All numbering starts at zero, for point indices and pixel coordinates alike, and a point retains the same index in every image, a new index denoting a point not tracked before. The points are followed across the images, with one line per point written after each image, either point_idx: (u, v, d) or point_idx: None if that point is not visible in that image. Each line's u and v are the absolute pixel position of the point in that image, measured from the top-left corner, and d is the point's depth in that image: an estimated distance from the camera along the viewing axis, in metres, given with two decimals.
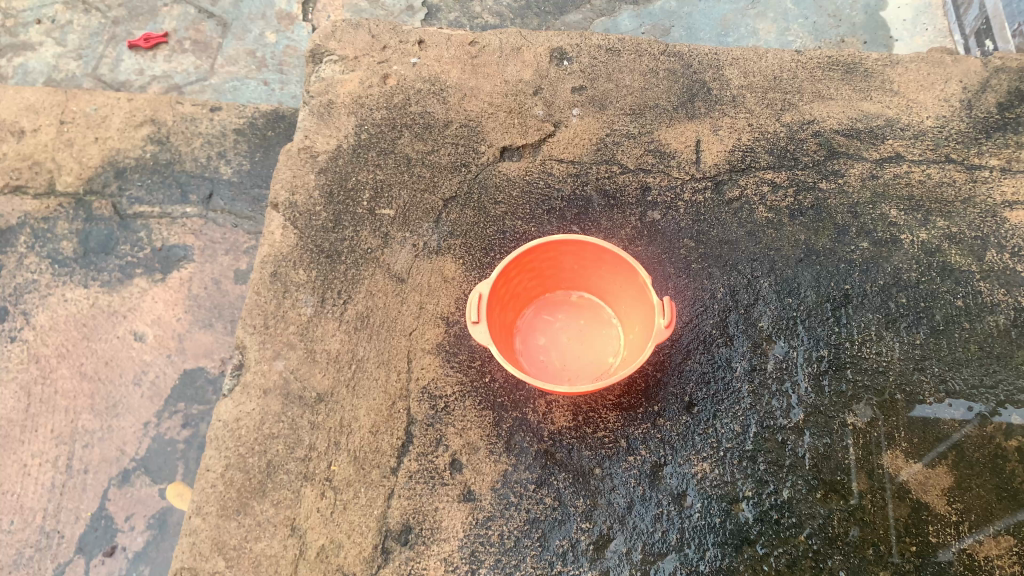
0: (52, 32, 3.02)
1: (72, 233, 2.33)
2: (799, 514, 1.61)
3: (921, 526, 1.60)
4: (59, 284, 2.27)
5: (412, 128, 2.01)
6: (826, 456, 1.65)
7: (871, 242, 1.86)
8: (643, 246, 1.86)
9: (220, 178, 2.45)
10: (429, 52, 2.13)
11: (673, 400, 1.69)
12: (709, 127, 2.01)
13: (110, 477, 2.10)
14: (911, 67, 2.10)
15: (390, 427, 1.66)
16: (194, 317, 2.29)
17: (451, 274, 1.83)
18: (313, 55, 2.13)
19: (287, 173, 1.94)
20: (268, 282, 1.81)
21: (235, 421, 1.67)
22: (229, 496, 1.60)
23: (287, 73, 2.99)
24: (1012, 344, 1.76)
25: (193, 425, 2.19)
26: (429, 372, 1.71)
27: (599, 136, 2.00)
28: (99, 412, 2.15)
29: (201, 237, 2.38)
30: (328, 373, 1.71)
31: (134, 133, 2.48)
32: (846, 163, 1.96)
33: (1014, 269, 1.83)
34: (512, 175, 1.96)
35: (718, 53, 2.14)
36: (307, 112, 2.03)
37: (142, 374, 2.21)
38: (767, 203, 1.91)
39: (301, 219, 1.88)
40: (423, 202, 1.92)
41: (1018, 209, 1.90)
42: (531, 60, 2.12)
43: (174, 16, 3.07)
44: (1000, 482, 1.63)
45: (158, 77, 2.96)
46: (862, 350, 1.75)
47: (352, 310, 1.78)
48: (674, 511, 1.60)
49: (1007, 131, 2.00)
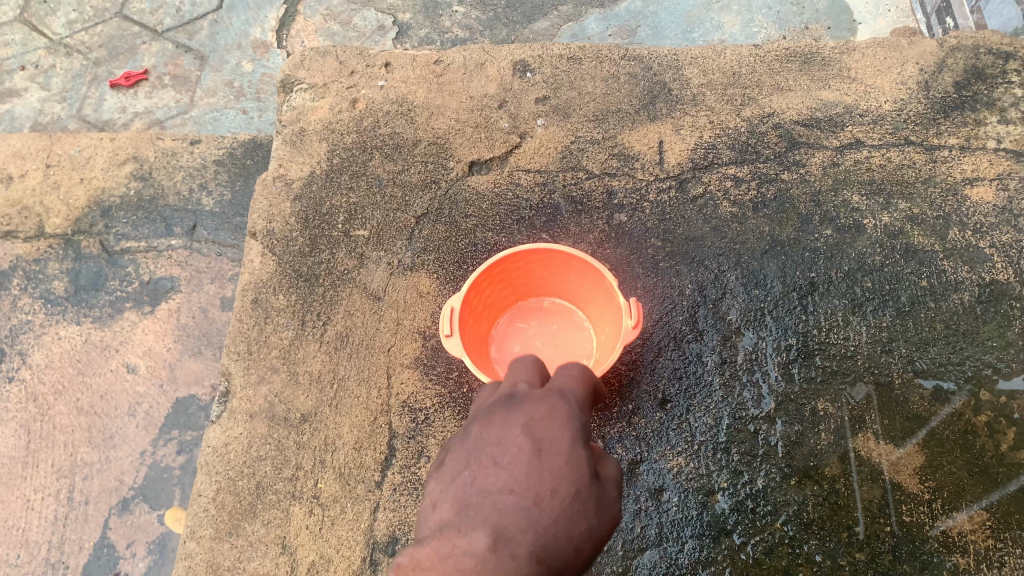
0: (36, 77, 3.10)
1: (63, 272, 2.39)
2: (774, 502, 1.65)
3: (894, 505, 1.64)
4: (53, 323, 2.34)
5: (382, 150, 2.06)
6: (798, 443, 1.69)
7: (835, 229, 1.90)
8: (611, 249, 1.91)
9: (202, 210, 2.49)
10: (395, 74, 2.18)
11: (646, 398, 1.74)
12: (671, 127, 2.05)
13: (111, 506, 2.16)
14: (868, 53, 2.14)
15: (373, 442, 1.72)
16: (183, 346, 2.33)
17: (427, 289, 1.88)
18: (283, 85, 2.19)
19: (264, 202, 2.00)
20: (250, 309, 1.87)
21: (223, 446, 1.73)
22: (221, 519, 1.67)
23: (265, 101, 3.04)
24: (977, 320, 1.79)
25: (188, 451, 2.24)
26: (408, 387, 1.76)
27: (564, 145, 2.04)
28: (97, 445, 2.21)
29: (187, 267, 2.43)
30: (311, 394, 1.76)
31: (118, 171, 2.53)
32: (808, 153, 2.00)
33: (976, 246, 1.86)
34: (481, 189, 2.00)
35: (677, 53, 2.18)
36: (280, 142, 2.10)
37: (136, 405, 2.27)
38: (731, 198, 1.95)
39: (278, 246, 1.94)
40: (395, 220, 1.96)
41: (979, 185, 1.93)
42: (495, 74, 2.17)
43: (153, 52, 3.14)
44: (970, 458, 1.66)
45: (140, 114, 3.05)
46: (830, 337, 1.78)
47: (332, 331, 1.83)
48: (652, 506, 1.67)
49: (965, 109, 2.03)
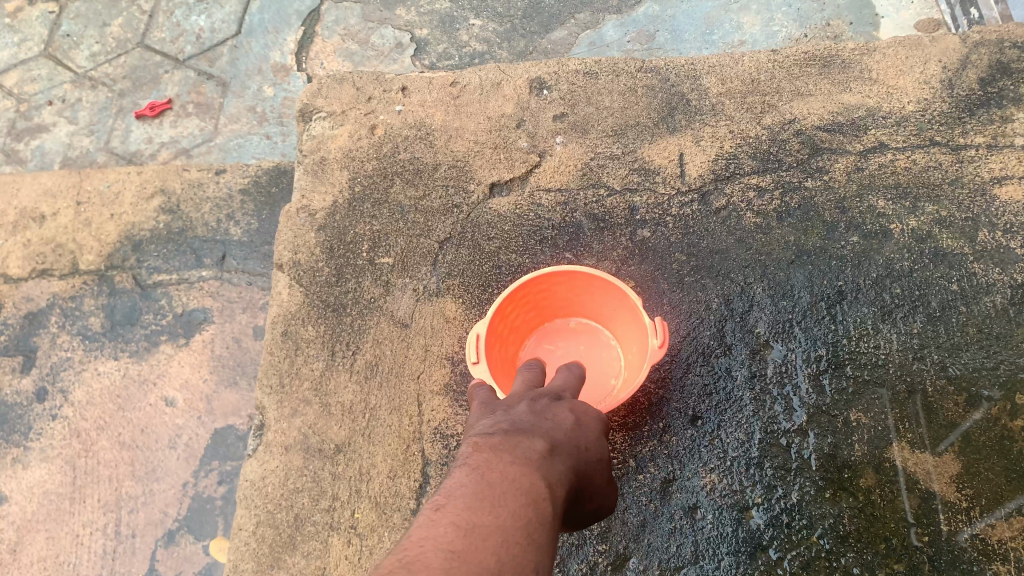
0: (63, 112, 3.17)
1: (98, 308, 2.45)
2: (810, 515, 1.64)
3: (932, 515, 1.61)
4: (91, 359, 2.39)
5: (403, 176, 2.08)
6: (832, 455, 1.68)
7: (861, 236, 1.88)
8: (635, 265, 1.91)
9: (231, 240, 2.55)
10: (412, 98, 2.20)
11: (677, 415, 1.74)
12: (690, 139, 2.04)
13: (157, 538, 2.20)
14: (888, 53, 2.12)
15: (407, 470, 1.74)
16: (219, 377, 2.37)
17: (453, 314, 1.89)
18: (302, 115, 2.23)
19: (289, 233, 2.03)
20: (280, 341, 1.90)
21: (261, 479, 1.76)
22: (262, 552, 1.70)
23: (288, 125, 3.07)
24: (1011, 323, 1.76)
25: (229, 481, 2.27)
26: (439, 414, 1.78)
27: (583, 162, 2.04)
28: (140, 477, 2.25)
29: (219, 298, 2.47)
30: (344, 424, 1.79)
31: (146, 206, 2.59)
32: (831, 159, 1.98)
33: (1007, 247, 1.83)
34: (503, 211, 2.01)
35: (694, 63, 2.17)
36: (302, 171, 2.12)
37: (176, 437, 2.31)
38: (755, 209, 1.94)
39: (305, 277, 1.97)
40: (419, 246, 1.98)
41: (1007, 183, 1.90)
42: (511, 93, 2.18)
43: (175, 81, 3.19)
44: (1008, 464, 1.64)
45: (166, 143, 3.09)
46: (861, 346, 1.77)
47: (362, 359, 1.86)
48: (687, 524, 1.67)
49: (991, 107, 2.00)
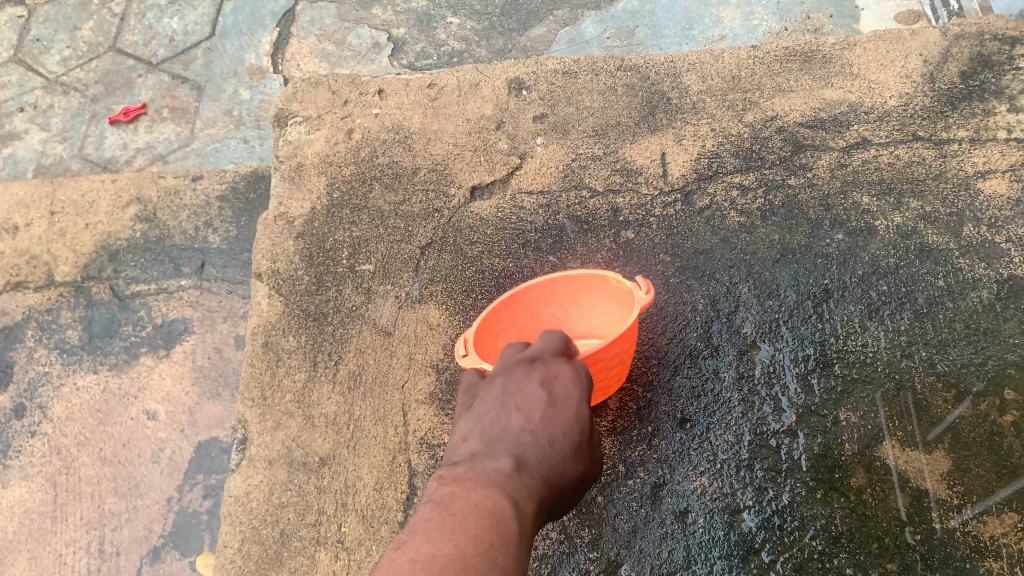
0: (36, 118, 3.11)
1: (75, 321, 2.42)
2: (801, 517, 1.61)
3: (924, 512, 1.58)
4: (70, 374, 2.36)
5: (382, 181, 2.05)
6: (823, 455, 1.66)
7: (846, 233, 1.87)
8: (620, 266, 1.88)
9: (210, 248, 2.53)
10: (389, 101, 2.19)
11: (666, 419, 1.73)
12: (672, 138, 2.03)
13: (141, 555, 2.15)
14: (868, 47, 2.14)
15: (393, 482, 1.70)
16: (202, 389, 2.33)
17: (436, 321, 1.86)
18: (279, 120, 2.21)
19: (267, 242, 2.00)
20: (261, 353, 1.87)
21: (245, 495, 1.74)
22: (248, 569, 1.67)
23: (265, 129, 3.01)
24: (998, 318, 1.75)
25: (215, 495, 2.22)
26: (425, 424, 1.75)
27: (565, 163, 2.03)
28: (123, 493, 2.20)
29: (199, 307, 2.44)
30: (328, 436, 1.76)
31: (122, 215, 2.58)
32: (813, 156, 1.97)
33: (992, 241, 1.82)
34: (485, 215, 1.98)
35: (674, 60, 2.18)
36: (279, 178, 2.09)
37: (159, 452, 2.26)
38: (738, 208, 1.92)
39: (285, 287, 1.94)
40: (400, 252, 1.96)
41: (991, 177, 1.89)
42: (490, 94, 2.17)
43: (149, 85, 3.13)
44: (998, 460, 1.61)
45: (142, 149, 3.02)
46: (848, 344, 1.75)
47: (344, 370, 1.83)
48: (678, 529, 1.64)
49: (972, 100, 2.00)
